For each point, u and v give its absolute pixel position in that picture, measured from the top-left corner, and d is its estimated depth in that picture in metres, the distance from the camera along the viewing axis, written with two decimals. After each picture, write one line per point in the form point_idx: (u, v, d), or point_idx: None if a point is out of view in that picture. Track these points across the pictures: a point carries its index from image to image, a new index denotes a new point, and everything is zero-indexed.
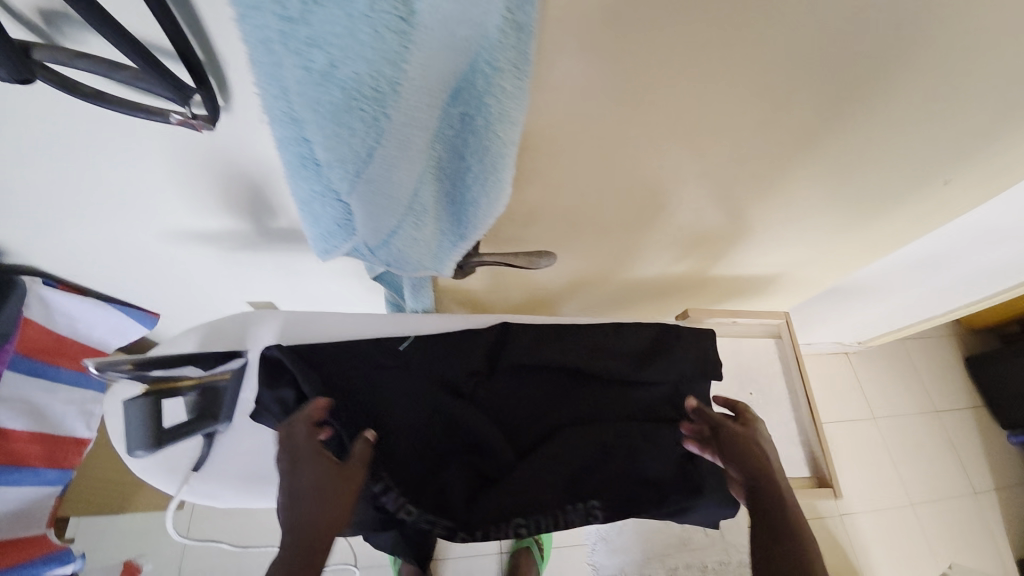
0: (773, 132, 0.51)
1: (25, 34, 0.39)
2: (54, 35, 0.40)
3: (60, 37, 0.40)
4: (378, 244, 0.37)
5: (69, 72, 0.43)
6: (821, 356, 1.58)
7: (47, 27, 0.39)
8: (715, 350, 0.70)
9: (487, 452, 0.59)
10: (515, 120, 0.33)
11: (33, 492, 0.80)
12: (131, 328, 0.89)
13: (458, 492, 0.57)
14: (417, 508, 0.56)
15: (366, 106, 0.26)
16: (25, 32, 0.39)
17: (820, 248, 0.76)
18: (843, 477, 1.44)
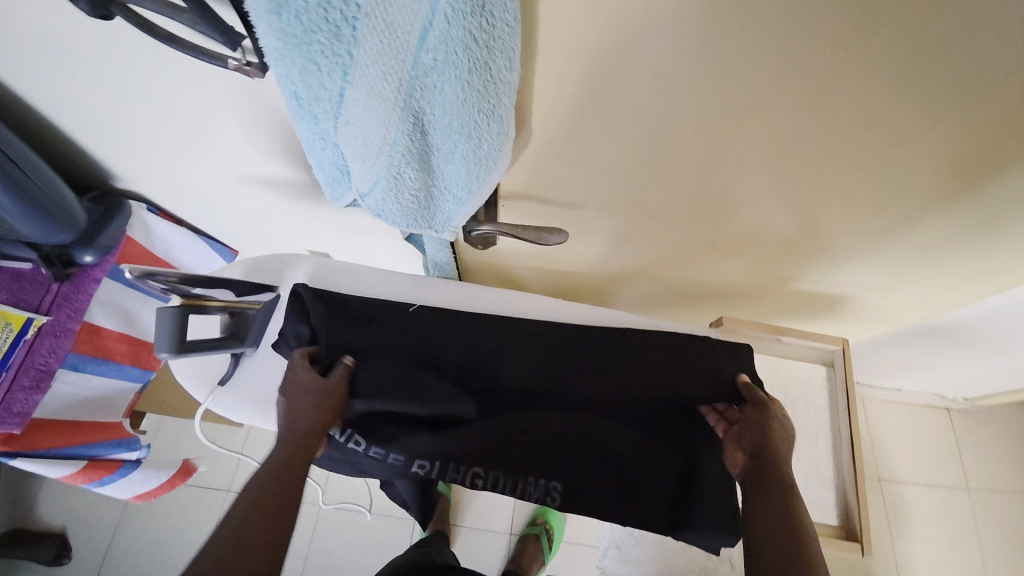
0: (826, 142, 0.43)
1: None
2: None
3: None
4: (368, 191, 0.38)
5: (149, 16, 0.48)
6: (912, 406, 1.36)
7: None
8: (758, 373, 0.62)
9: (461, 412, 0.60)
10: (496, 69, 0.32)
11: (115, 384, 0.93)
12: (213, 259, 1.02)
13: (422, 441, 0.58)
14: (378, 444, 0.59)
15: (324, 39, 0.26)
16: None
17: (901, 278, 0.65)
18: (911, 546, 1.24)
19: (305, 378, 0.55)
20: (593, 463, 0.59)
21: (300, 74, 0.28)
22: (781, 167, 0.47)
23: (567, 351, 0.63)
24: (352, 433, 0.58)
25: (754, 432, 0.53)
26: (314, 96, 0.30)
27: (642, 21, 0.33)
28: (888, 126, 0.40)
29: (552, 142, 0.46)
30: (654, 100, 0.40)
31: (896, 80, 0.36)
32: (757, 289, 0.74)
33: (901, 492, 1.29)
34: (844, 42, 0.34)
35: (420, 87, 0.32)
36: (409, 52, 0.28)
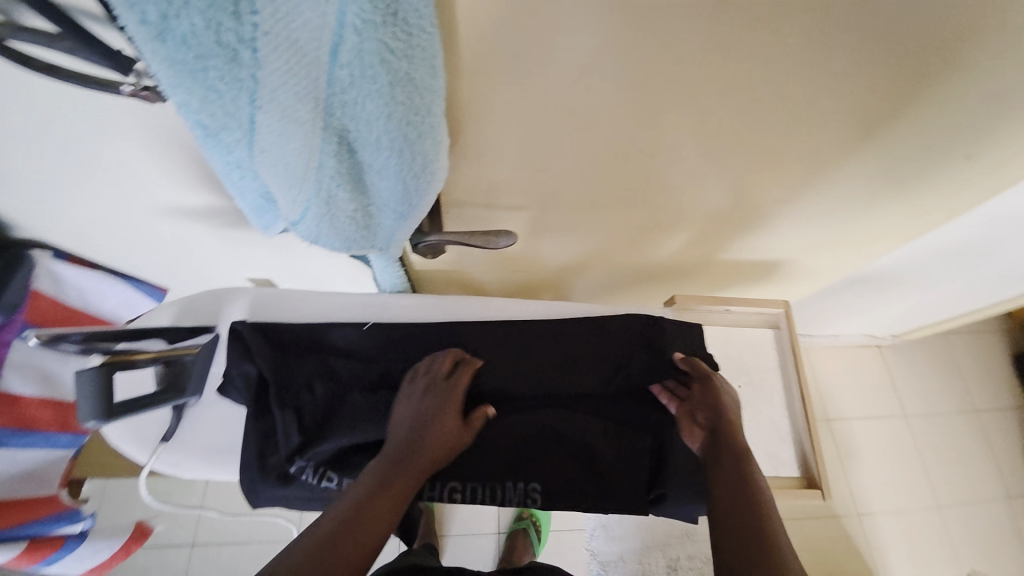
0: (747, 123, 0.45)
1: None
2: None
3: None
4: (298, 218, 0.35)
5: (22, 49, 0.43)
6: (849, 348, 1.48)
7: None
8: (704, 345, 0.67)
9: None
10: (419, 80, 0.30)
11: (45, 455, 0.83)
12: (141, 301, 0.92)
13: None
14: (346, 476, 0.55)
15: (220, 64, 0.23)
16: None
17: (829, 238, 0.69)
18: (864, 476, 1.36)
19: (448, 404, 0.55)
20: (569, 457, 0.59)
21: (200, 102, 0.25)
22: (713, 147, 0.48)
23: (528, 351, 0.63)
24: (325, 471, 0.55)
25: (708, 407, 0.57)
26: (221, 126, 0.26)
27: (566, 19, 0.33)
28: (807, 97, 0.43)
29: (488, 149, 0.45)
30: (587, 96, 0.40)
31: (808, 56, 0.38)
32: (703, 265, 0.77)
33: (849, 428, 1.40)
34: (758, 24, 0.35)
35: (340, 105, 0.29)
36: (321, 69, 0.26)
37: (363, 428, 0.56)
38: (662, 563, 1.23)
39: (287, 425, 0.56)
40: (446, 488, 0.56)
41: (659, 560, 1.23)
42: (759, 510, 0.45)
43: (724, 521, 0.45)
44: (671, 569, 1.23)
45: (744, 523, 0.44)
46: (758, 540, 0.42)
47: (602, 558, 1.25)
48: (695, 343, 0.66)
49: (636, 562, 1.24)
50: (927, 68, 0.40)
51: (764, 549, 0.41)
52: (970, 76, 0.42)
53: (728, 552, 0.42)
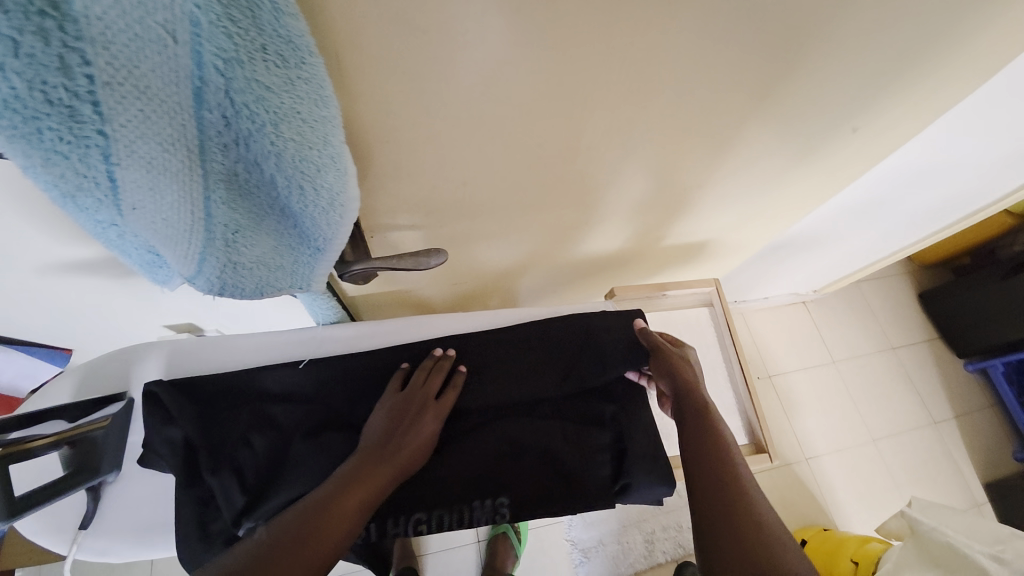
0: (656, 118, 0.46)
1: None
2: None
3: None
4: (192, 272, 0.31)
5: None
6: (779, 307, 1.60)
7: None
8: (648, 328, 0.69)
9: None
10: (307, 112, 0.28)
11: None
12: (40, 368, 0.85)
13: None
14: None
15: (56, 122, 0.19)
16: None
17: (748, 215, 0.73)
18: (807, 423, 1.47)
19: (426, 416, 0.54)
20: (533, 465, 0.59)
21: (42, 166, 0.21)
22: (630, 142, 0.49)
23: (478, 365, 0.62)
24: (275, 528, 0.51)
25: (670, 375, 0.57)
26: (76, 189, 0.22)
27: (459, 33, 0.32)
28: (707, 88, 0.44)
29: (403, 170, 0.43)
30: (495, 107, 0.39)
31: (703, 49, 0.39)
32: (637, 254, 0.79)
33: (788, 381, 1.51)
34: (652, 24, 0.35)
35: (218, 147, 0.27)
36: (185, 113, 0.24)
37: (311, 477, 0.53)
38: (640, 539, 1.28)
39: (226, 488, 0.52)
40: (411, 521, 0.56)
41: (636, 537, 1.28)
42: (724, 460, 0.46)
43: (701, 482, 0.45)
44: (648, 542, 1.28)
45: (715, 482, 0.44)
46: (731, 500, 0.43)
47: (583, 547, 1.25)
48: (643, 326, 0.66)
49: (615, 543, 1.27)
50: (812, 50, 0.43)
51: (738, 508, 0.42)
52: (849, 55, 0.45)
53: (704, 515, 0.42)
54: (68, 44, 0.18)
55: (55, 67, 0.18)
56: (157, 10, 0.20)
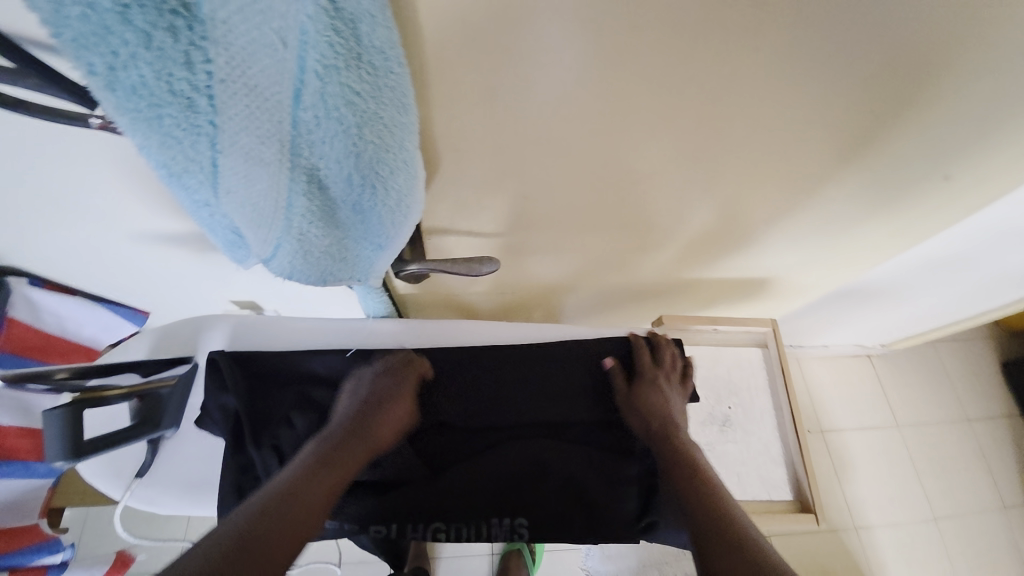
0: (724, 150, 0.45)
1: None
2: None
3: None
4: (268, 255, 0.34)
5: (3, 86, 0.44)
6: (840, 358, 1.49)
7: None
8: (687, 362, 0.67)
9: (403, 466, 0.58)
10: (386, 117, 0.30)
11: (24, 485, 0.83)
12: (123, 325, 0.94)
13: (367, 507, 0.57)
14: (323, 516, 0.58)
15: (175, 111, 0.22)
16: None
17: (815, 256, 0.69)
18: (858, 488, 1.35)
19: (398, 406, 0.56)
20: (554, 488, 0.59)
21: (158, 148, 0.23)
22: (695, 171, 0.48)
23: (513, 377, 0.62)
24: None
25: (652, 409, 0.59)
26: (183, 171, 0.25)
27: (535, 53, 0.33)
28: (783, 124, 0.43)
29: (465, 180, 0.45)
30: (562, 127, 0.40)
31: (782, 84, 0.38)
32: (689, 285, 0.77)
33: (842, 439, 1.40)
34: (728, 55, 0.35)
35: (307, 145, 0.29)
36: (284, 111, 0.26)
37: None
38: None
39: (268, 462, 0.56)
40: (430, 528, 0.58)
41: None
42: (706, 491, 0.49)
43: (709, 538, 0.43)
44: None
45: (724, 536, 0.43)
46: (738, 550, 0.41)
47: None
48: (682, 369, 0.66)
49: None
50: (902, 94, 0.41)
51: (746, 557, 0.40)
52: (946, 99, 0.42)
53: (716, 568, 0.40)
54: (194, 42, 0.20)
55: (181, 62, 0.21)
56: (274, 18, 0.22)
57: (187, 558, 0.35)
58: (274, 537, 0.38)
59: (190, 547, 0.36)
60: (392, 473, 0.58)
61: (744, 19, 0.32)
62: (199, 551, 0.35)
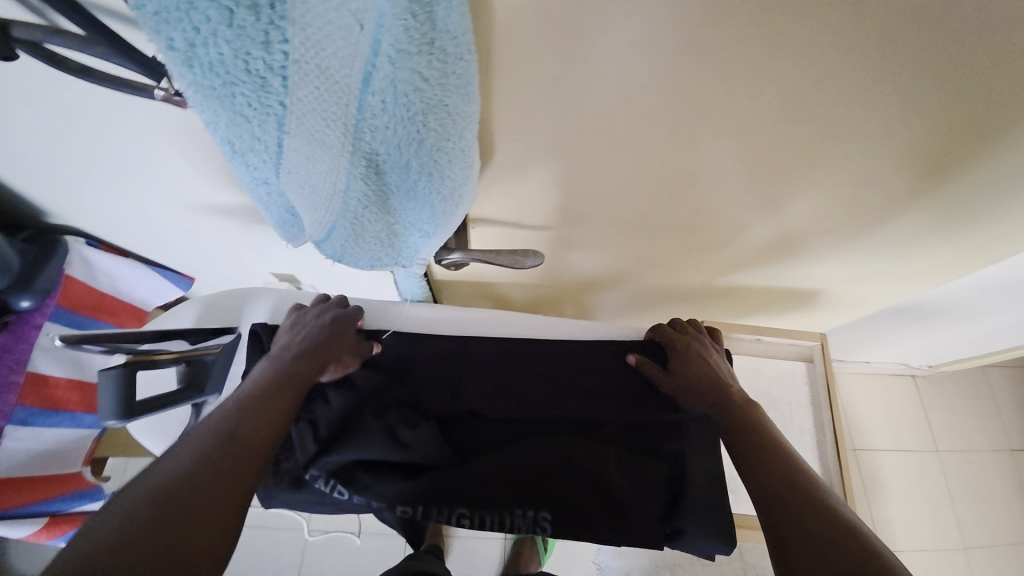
0: (794, 159, 0.43)
1: (27, 13, 0.43)
2: (47, 12, 0.42)
3: (52, 13, 0.42)
4: (322, 238, 0.34)
5: (72, 53, 0.46)
6: (883, 377, 1.41)
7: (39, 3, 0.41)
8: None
9: (431, 449, 0.58)
10: (451, 105, 0.28)
11: (70, 434, 0.90)
12: (168, 289, 0.98)
13: (391, 485, 0.57)
14: (348, 489, 0.58)
15: (248, 90, 0.22)
16: (26, 12, 0.43)
17: (874, 272, 0.65)
18: (888, 510, 1.30)
19: (345, 337, 0.58)
20: (582, 486, 0.57)
21: (227, 126, 0.24)
22: (757, 178, 0.46)
23: (544, 370, 0.63)
24: (335, 483, 0.57)
25: (696, 374, 0.58)
26: (249, 148, 0.26)
27: (608, 48, 0.31)
28: (864, 138, 0.40)
29: (518, 172, 0.44)
30: (625, 124, 0.38)
31: (873, 96, 0.35)
32: (733, 292, 0.74)
33: (876, 459, 1.34)
34: (818, 60, 0.32)
35: (369, 129, 0.28)
36: (352, 95, 0.25)
37: (370, 447, 0.58)
38: None
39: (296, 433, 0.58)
40: (455, 514, 0.56)
41: None
42: (771, 450, 0.45)
43: (767, 476, 0.43)
44: None
45: (785, 476, 0.42)
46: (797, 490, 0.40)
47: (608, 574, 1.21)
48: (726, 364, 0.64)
49: None
50: (1013, 113, 0.36)
51: (812, 499, 0.39)
52: None
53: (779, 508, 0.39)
54: (273, 21, 0.20)
55: (258, 42, 0.21)
56: None
57: (167, 459, 0.36)
58: (251, 440, 0.40)
59: (168, 450, 0.37)
60: (419, 457, 0.58)
61: (838, 22, 0.30)
62: (176, 454, 0.36)
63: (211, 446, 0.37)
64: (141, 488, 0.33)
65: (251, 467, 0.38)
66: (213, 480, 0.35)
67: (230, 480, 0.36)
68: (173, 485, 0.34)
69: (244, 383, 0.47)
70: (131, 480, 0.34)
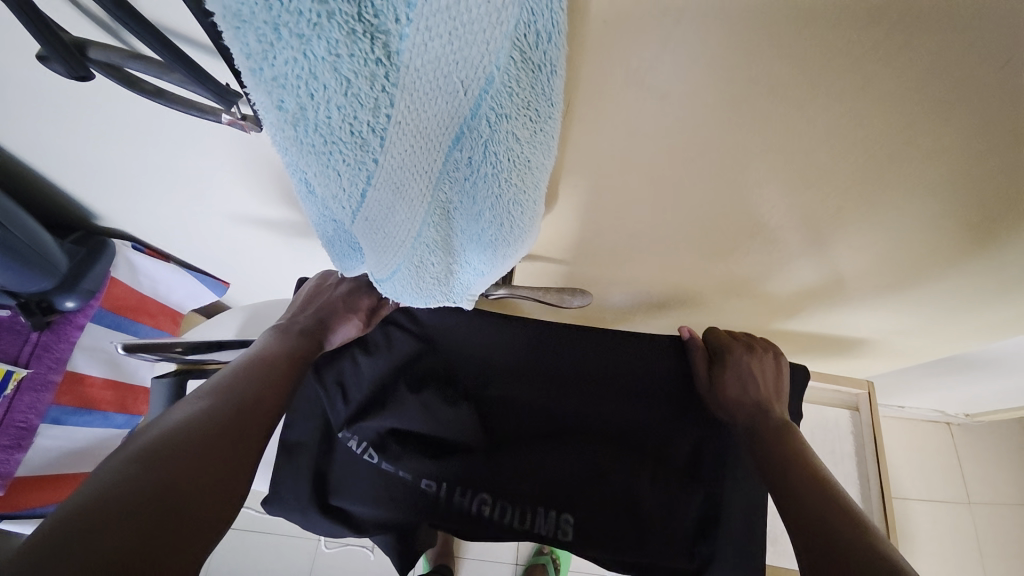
0: (872, 221, 0.41)
1: (97, 28, 0.43)
2: (117, 28, 0.43)
3: (122, 31, 0.43)
4: (384, 277, 0.34)
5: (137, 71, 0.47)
6: (916, 423, 1.35)
7: (113, 22, 0.42)
8: (799, 398, 0.58)
9: (463, 435, 0.58)
10: (533, 161, 0.28)
11: (101, 432, 0.92)
12: (204, 293, 1.00)
13: (422, 462, 0.57)
14: (380, 455, 0.58)
15: (346, 149, 0.22)
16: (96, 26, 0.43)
17: (928, 328, 0.62)
18: (916, 563, 1.24)
19: (355, 311, 0.57)
20: (606, 498, 0.56)
21: (316, 176, 0.24)
22: (829, 233, 0.44)
23: (591, 372, 0.58)
24: (368, 447, 0.58)
25: (740, 393, 0.54)
26: (332, 196, 0.26)
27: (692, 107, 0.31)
28: (949, 207, 0.38)
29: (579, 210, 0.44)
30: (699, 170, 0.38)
31: (964, 169, 0.34)
32: (774, 335, 0.72)
33: (906, 508, 1.29)
34: (909, 132, 0.31)
35: (450, 179, 0.28)
36: (442, 151, 0.25)
37: (405, 419, 0.58)
38: None
39: (334, 399, 0.59)
40: (478, 497, 0.57)
41: None
42: (800, 463, 0.46)
43: (796, 501, 0.43)
44: None
45: (809, 505, 0.42)
46: (812, 514, 0.41)
47: None
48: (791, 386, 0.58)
49: None
50: None
51: (838, 517, 0.40)
52: None
53: (811, 557, 0.38)
54: (385, 88, 0.20)
55: (367, 107, 0.21)
56: (464, 68, 0.20)
57: (166, 421, 0.37)
58: (253, 411, 0.41)
59: (172, 409, 0.38)
60: (452, 435, 0.58)
61: (940, 99, 0.28)
62: (176, 416, 0.38)
63: (216, 413, 0.39)
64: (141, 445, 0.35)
65: (248, 447, 0.38)
66: (214, 446, 0.36)
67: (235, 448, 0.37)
68: (154, 450, 0.34)
69: (254, 345, 0.49)
70: (131, 438, 0.36)
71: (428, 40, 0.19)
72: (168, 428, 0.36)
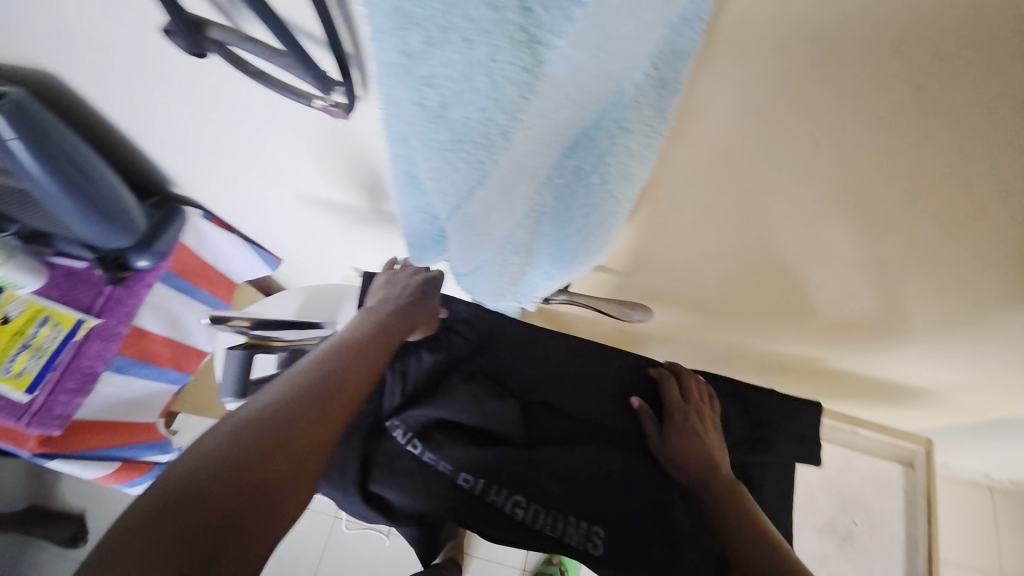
0: (963, 275, 0.40)
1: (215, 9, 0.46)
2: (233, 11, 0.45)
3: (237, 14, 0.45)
4: (466, 272, 0.35)
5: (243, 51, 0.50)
6: (959, 484, 1.27)
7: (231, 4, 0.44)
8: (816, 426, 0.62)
9: (506, 432, 0.58)
10: (634, 175, 0.29)
11: (155, 386, 0.98)
12: (260, 266, 1.04)
13: (465, 453, 0.57)
14: (423, 446, 0.57)
15: (472, 149, 0.23)
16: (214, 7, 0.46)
17: (998, 387, 0.59)
18: None
19: (429, 303, 0.57)
20: (638, 511, 0.55)
21: (432, 173, 0.25)
22: (916, 282, 0.43)
23: (625, 385, 0.62)
24: (413, 437, 0.58)
25: (686, 451, 0.55)
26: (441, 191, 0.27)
27: None
28: None
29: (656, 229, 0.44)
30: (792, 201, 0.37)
31: None
32: (826, 374, 0.69)
33: None
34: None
35: (551, 184, 0.28)
36: (554, 157, 0.26)
37: (451, 407, 0.59)
38: None
39: (391, 384, 0.60)
40: (512, 497, 0.55)
41: None
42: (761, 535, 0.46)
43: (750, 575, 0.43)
44: None
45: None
46: None
47: None
48: (805, 418, 0.61)
49: None
50: None
51: None
52: None
53: None
54: (524, 96, 0.21)
55: (503, 111, 0.22)
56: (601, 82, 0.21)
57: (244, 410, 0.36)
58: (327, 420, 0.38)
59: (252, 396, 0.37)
60: (496, 428, 0.58)
61: None
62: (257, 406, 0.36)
63: (297, 412, 0.36)
64: (211, 444, 0.33)
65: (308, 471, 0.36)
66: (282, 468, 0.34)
67: (301, 465, 0.36)
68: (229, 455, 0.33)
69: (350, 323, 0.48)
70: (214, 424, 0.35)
71: (575, 54, 0.19)
72: (239, 422, 0.35)
